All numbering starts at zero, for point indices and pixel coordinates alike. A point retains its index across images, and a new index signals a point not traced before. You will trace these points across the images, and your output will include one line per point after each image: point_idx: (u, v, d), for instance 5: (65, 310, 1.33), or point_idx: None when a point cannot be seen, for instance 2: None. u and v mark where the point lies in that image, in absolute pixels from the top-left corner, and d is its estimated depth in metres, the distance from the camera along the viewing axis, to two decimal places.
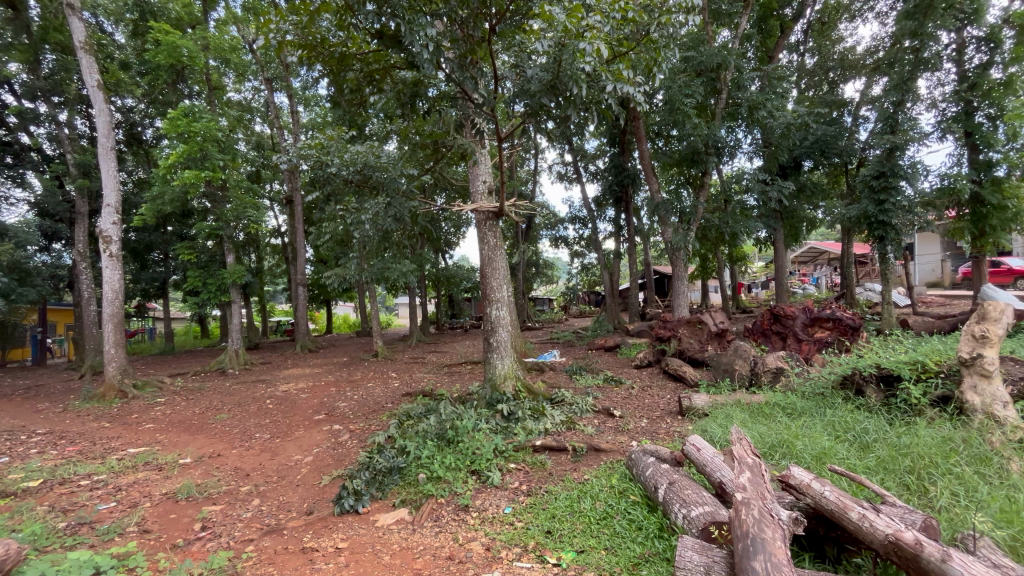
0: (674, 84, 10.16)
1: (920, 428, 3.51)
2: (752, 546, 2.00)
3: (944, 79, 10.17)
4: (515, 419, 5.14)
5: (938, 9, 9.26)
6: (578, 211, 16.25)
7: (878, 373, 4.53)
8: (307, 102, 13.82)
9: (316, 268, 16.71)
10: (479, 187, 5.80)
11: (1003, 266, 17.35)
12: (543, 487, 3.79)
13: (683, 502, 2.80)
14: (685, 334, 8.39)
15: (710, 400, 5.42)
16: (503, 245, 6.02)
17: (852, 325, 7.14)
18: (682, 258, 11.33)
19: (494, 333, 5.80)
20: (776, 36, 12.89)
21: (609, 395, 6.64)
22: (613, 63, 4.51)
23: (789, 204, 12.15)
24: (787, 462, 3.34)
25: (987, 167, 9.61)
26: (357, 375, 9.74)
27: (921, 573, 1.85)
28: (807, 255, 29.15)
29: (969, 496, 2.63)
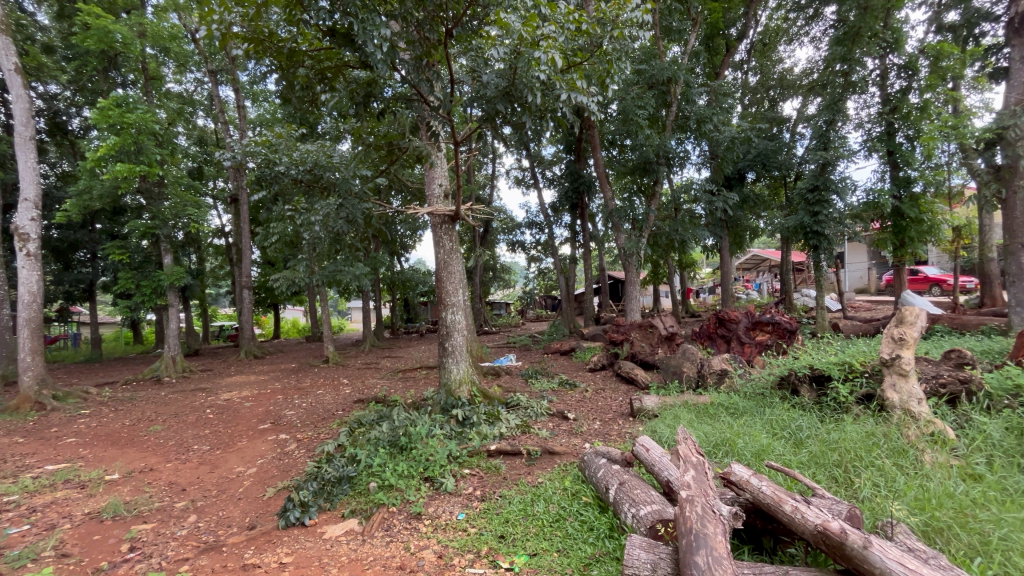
0: (627, 95, 10.51)
1: (847, 424, 3.78)
2: (695, 541, 2.08)
3: (869, 102, 11.07)
4: (470, 424, 5.11)
5: (864, 38, 10.09)
6: (535, 216, 16.41)
7: (811, 373, 4.84)
8: (255, 97, 13.25)
9: (263, 270, 15.97)
10: (435, 190, 5.76)
11: (921, 275, 18.97)
12: (497, 492, 3.78)
13: (632, 501, 2.87)
14: (637, 338, 8.66)
15: (660, 401, 5.60)
16: (459, 248, 5.99)
17: (790, 328, 7.59)
18: (635, 263, 11.66)
19: (449, 337, 5.75)
20: (722, 54, 13.59)
21: (563, 398, 6.74)
22: (568, 72, 4.58)
23: (733, 214, 12.79)
24: (729, 459, 3.50)
25: (905, 183, 10.51)
26: (306, 382, 9.36)
27: (847, 561, 1.99)
28: (750, 263, 30.82)
29: (888, 486, 2.85)
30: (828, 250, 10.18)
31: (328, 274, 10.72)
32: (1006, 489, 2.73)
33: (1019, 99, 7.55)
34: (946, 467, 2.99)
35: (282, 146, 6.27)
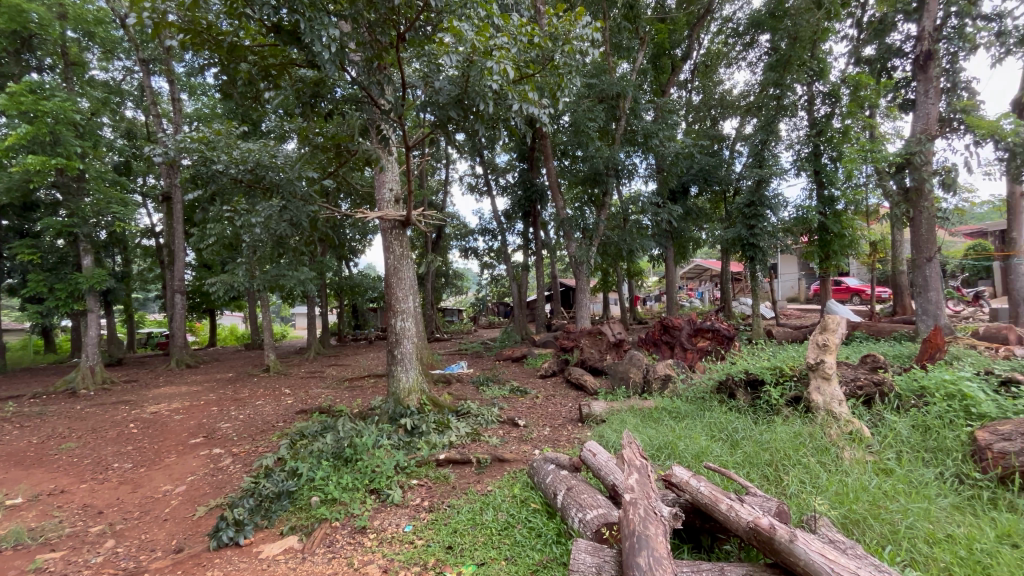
0: (578, 108, 10.81)
1: (778, 425, 4.03)
2: (638, 543, 2.13)
3: (799, 125, 11.96)
4: (419, 433, 5.02)
5: (794, 66, 10.90)
6: (488, 223, 16.44)
7: (746, 378, 5.13)
8: (192, 90, 12.51)
9: (198, 273, 15.02)
10: (385, 194, 5.67)
11: (844, 285, 20.62)
12: (446, 501, 3.72)
13: (579, 506, 2.91)
14: (586, 344, 8.87)
15: (607, 406, 5.74)
16: (410, 254, 5.90)
17: (728, 335, 8.02)
18: (585, 272, 11.94)
19: (398, 345, 5.62)
20: (668, 72, 14.28)
21: (514, 405, 6.77)
22: (520, 83, 4.66)
23: (677, 225, 13.37)
24: (672, 462, 3.64)
25: (829, 202, 11.43)
26: (245, 392, 8.84)
27: (775, 555, 2.10)
28: (694, 272, 32.33)
29: (813, 482, 3.06)
30: (763, 262, 10.86)
31: (270, 279, 10.22)
32: (911, 481, 3.00)
33: (924, 129, 8.42)
34: (862, 462, 3.24)
35: (222, 144, 5.96)
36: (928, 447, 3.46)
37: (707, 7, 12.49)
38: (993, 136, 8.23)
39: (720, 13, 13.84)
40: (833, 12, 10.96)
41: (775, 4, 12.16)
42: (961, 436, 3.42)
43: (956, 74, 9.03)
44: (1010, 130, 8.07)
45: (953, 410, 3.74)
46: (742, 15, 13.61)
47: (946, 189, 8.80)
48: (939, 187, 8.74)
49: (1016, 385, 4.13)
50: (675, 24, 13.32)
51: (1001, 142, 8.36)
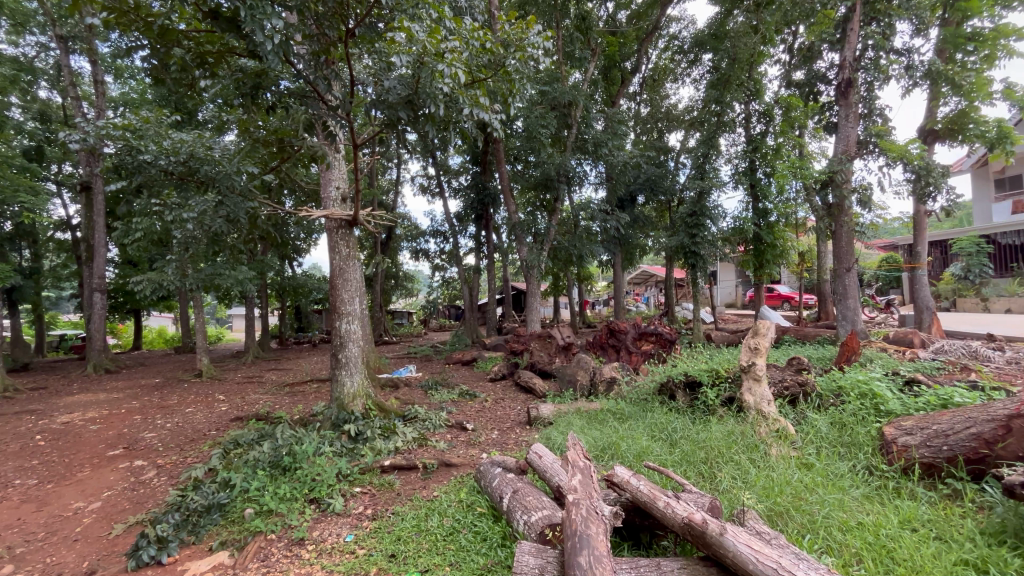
0: (531, 114, 10.96)
1: (713, 425, 4.24)
2: (579, 542, 2.18)
3: (737, 140, 12.72)
4: (363, 439, 4.88)
5: (733, 85, 11.57)
6: (439, 226, 16.28)
7: (685, 380, 5.37)
8: (118, 72, 11.58)
9: (122, 270, 13.90)
10: (331, 192, 5.50)
11: (776, 292, 22.07)
12: (390, 509, 3.64)
13: (524, 509, 2.93)
14: (536, 348, 8.98)
15: (555, 409, 5.82)
16: (357, 255, 5.74)
17: (670, 338, 8.45)
18: (536, 276, 12.11)
19: (343, 348, 5.45)
20: (618, 85, 14.77)
21: (463, 409, 6.72)
22: (472, 87, 4.67)
23: (625, 233, 13.82)
24: (614, 462, 3.76)
25: (763, 214, 12.21)
26: (173, 399, 8.25)
27: (707, 548, 2.21)
28: (641, 278, 33.57)
29: (743, 478, 3.24)
30: (703, 269, 11.42)
31: (205, 278, 9.61)
32: (829, 474, 3.25)
33: (844, 150, 9.19)
34: (787, 458, 3.48)
35: (152, 133, 5.56)
36: (843, 442, 3.77)
37: (656, 24, 13.03)
38: (902, 159, 9.11)
39: (667, 30, 14.49)
40: (768, 37, 11.78)
41: (717, 26, 12.88)
42: (871, 432, 3.75)
43: (872, 102, 9.95)
44: (915, 155, 8.97)
45: (864, 408, 4.11)
46: (687, 34, 14.32)
47: (862, 206, 9.65)
48: (856, 204, 9.56)
49: (917, 385, 4.59)
50: (625, 38, 13.81)
51: (908, 165, 9.26)
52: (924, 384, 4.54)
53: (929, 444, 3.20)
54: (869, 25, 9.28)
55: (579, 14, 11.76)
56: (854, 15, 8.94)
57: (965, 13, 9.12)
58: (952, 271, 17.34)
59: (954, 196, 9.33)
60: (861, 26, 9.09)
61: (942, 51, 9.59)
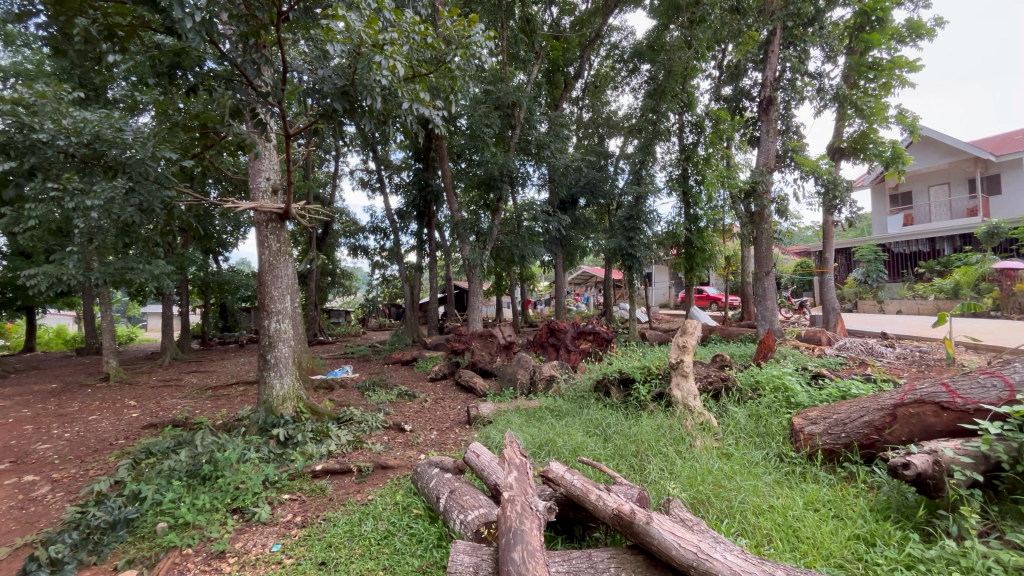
0: (475, 113, 10.95)
1: (644, 420, 4.45)
2: (513, 538, 2.21)
3: (671, 149, 13.41)
4: (293, 444, 4.68)
5: (668, 96, 12.19)
6: (379, 222, 15.85)
7: (618, 377, 5.60)
8: (7, 38, 10.23)
9: (10, 262, 12.29)
10: (261, 184, 5.21)
11: (705, 293, 23.47)
12: (321, 515, 3.50)
13: (461, 508, 2.93)
14: (477, 347, 8.99)
15: (494, 408, 5.85)
16: (289, 250, 5.46)
17: (606, 337, 8.75)
18: (478, 275, 12.13)
19: (272, 349, 5.17)
20: (561, 88, 15.04)
21: (401, 409, 6.59)
22: (412, 81, 4.61)
23: (567, 234, 14.14)
24: (550, 458, 3.85)
25: (694, 219, 12.96)
26: (73, 405, 7.42)
27: (635, 538, 2.30)
28: (581, 278, 34.51)
29: (670, 468, 3.43)
30: (639, 271, 11.91)
31: (114, 272, 8.74)
32: (745, 463, 3.51)
33: (765, 162, 9.92)
34: (709, 449, 3.72)
35: (49, 109, 4.95)
36: (759, 432, 4.09)
37: (597, 32, 13.41)
38: (814, 174, 9.99)
39: (608, 38, 14.97)
40: (700, 53, 12.48)
41: (654, 38, 13.48)
42: (782, 422, 4.10)
43: (788, 120, 10.83)
44: (824, 170, 9.88)
45: (777, 401, 4.47)
46: (627, 43, 14.88)
47: (779, 215, 10.49)
48: (775, 213, 10.36)
49: (822, 378, 5.07)
50: (568, 43, 14.11)
51: (819, 179, 10.17)
52: (828, 378, 5.03)
53: (830, 432, 3.55)
54: (787, 48, 10.09)
55: (524, 16, 11.88)
56: (774, 38, 9.69)
57: (867, 44, 10.17)
58: (855, 276, 19.25)
59: (856, 209, 10.37)
60: (780, 49, 9.86)
61: (848, 77, 10.62)
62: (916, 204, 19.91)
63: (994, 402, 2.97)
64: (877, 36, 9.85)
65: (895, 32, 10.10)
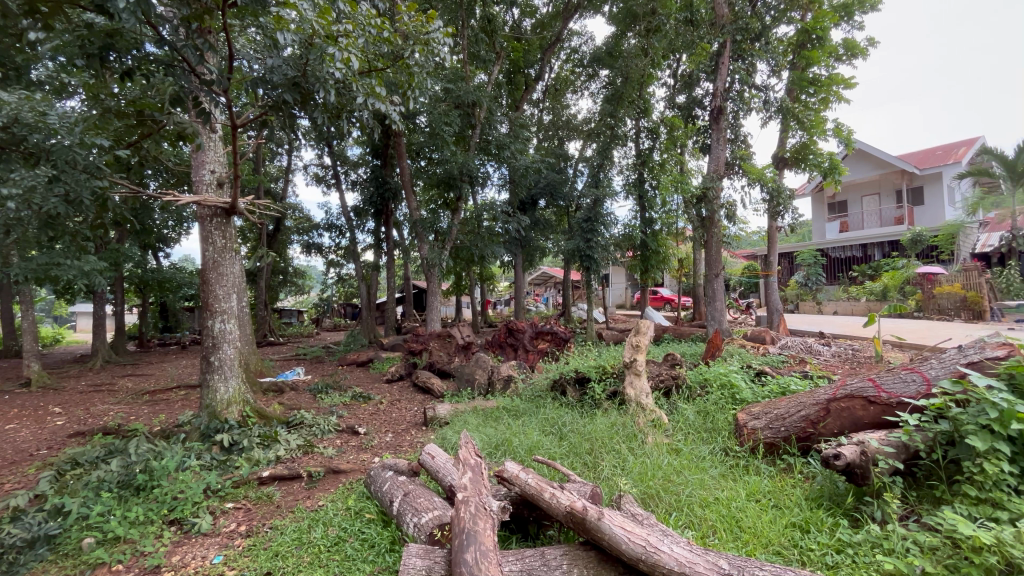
0: (434, 111, 10.82)
1: (599, 418, 4.54)
2: (466, 539, 2.20)
3: (627, 153, 13.78)
4: (238, 450, 4.47)
5: (625, 101, 12.54)
6: (335, 220, 15.40)
7: (574, 377, 5.69)
8: None
9: None
10: (205, 177, 4.95)
11: (660, 294, 24.24)
12: (267, 523, 3.36)
13: (415, 511, 2.89)
14: (435, 347, 8.90)
15: (452, 408, 5.81)
16: (235, 246, 5.20)
17: (564, 337, 8.88)
18: (437, 275, 12.02)
19: (216, 351, 4.91)
20: (521, 89, 15.10)
21: (355, 412, 6.42)
22: (368, 75, 4.52)
23: (526, 235, 14.21)
24: (506, 458, 3.86)
25: (649, 223, 13.36)
26: None
27: (587, 535, 2.32)
28: (541, 279, 34.89)
29: (623, 465, 3.51)
30: (597, 272, 12.13)
31: (37, 268, 8.03)
32: (693, 458, 3.65)
33: (715, 169, 10.34)
34: (659, 445, 3.84)
35: None
36: (706, 428, 4.27)
37: (558, 35, 13.58)
38: (760, 181, 10.51)
39: (569, 42, 15.19)
40: (656, 61, 12.87)
41: (612, 45, 13.81)
42: (727, 418, 4.31)
43: (737, 129, 11.35)
44: (769, 178, 10.42)
45: (723, 399, 4.68)
46: (587, 49, 15.16)
47: (728, 220, 10.98)
48: (724, 218, 10.83)
49: (764, 375, 5.35)
50: (529, 45, 14.22)
51: (765, 187, 10.71)
52: (769, 375, 5.31)
53: (771, 426, 3.74)
54: (735, 61, 10.59)
55: (484, 16, 11.86)
56: (725, 51, 10.13)
57: (808, 61, 10.82)
58: (797, 279, 20.40)
59: (797, 215, 11.00)
60: (730, 62, 10.31)
61: (791, 91, 11.26)
62: (851, 212, 21.34)
63: (913, 396, 3.23)
64: (817, 54, 10.51)
65: (832, 50, 10.80)
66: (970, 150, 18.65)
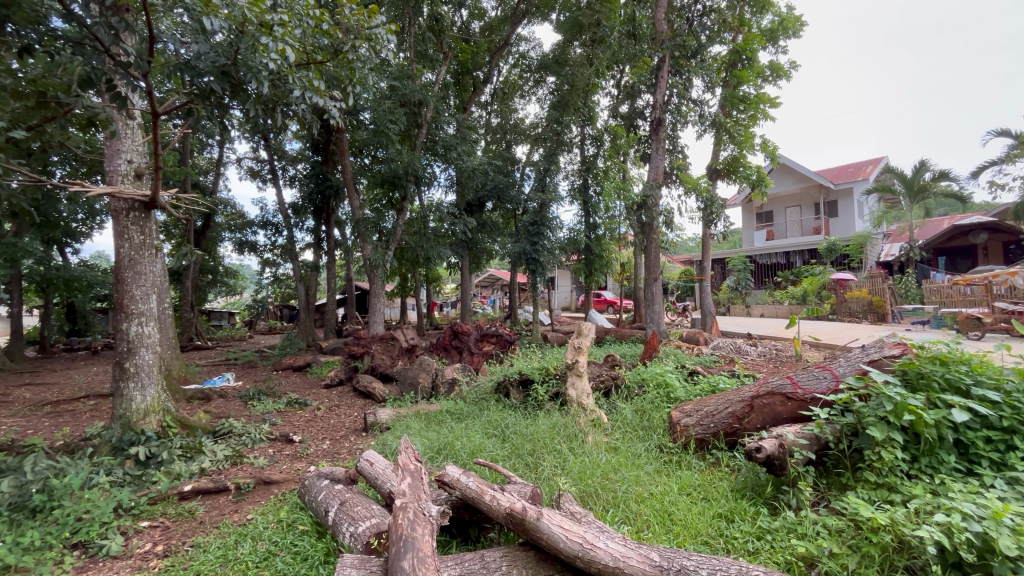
0: (379, 108, 10.54)
1: (541, 419, 4.60)
2: (403, 547, 2.15)
3: (573, 159, 14.13)
4: (156, 463, 4.13)
5: (571, 108, 12.89)
6: (271, 216, 14.62)
7: (518, 379, 5.74)
8: None
9: None
10: (120, 167, 4.55)
11: (603, 297, 24.96)
12: (189, 541, 3.13)
13: (351, 520, 2.79)
14: (377, 350, 8.66)
15: (393, 413, 5.67)
16: (155, 243, 4.81)
17: (509, 339, 8.94)
18: (381, 276, 11.72)
19: (131, 356, 4.52)
20: (469, 91, 15.05)
21: (290, 419, 6.12)
22: (305, 68, 4.36)
23: (473, 237, 14.14)
24: (448, 462, 3.83)
25: (593, 227, 13.72)
26: None
27: (526, 535, 2.34)
28: (488, 280, 35.02)
29: (563, 465, 3.57)
30: (542, 275, 12.27)
31: None
32: (630, 455, 3.79)
33: (655, 177, 10.81)
34: (598, 444, 3.94)
35: None
36: (642, 426, 4.44)
37: (506, 39, 13.71)
38: (695, 190, 11.11)
39: (517, 47, 15.36)
40: (600, 71, 13.30)
41: (559, 53, 14.12)
42: (661, 416, 4.50)
43: (675, 140, 11.91)
44: (703, 187, 11.03)
45: (658, 399, 4.88)
46: (534, 55, 15.40)
47: (666, 227, 11.48)
48: (663, 224, 11.34)
49: (697, 374, 5.65)
50: (477, 47, 14.24)
51: (700, 197, 11.32)
52: (701, 374, 5.61)
53: (701, 423, 3.95)
54: (674, 75, 11.11)
55: (432, 15, 11.76)
56: (664, 65, 10.64)
57: (739, 80, 11.57)
58: (729, 284, 21.66)
59: (728, 224, 11.70)
60: (669, 76, 10.82)
61: (724, 107, 11.97)
62: (775, 222, 23.01)
63: (824, 391, 3.52)
64: (747, 74, 11.28)
65: (760, 71, 11.62)
66: (876, 168, 20.64)
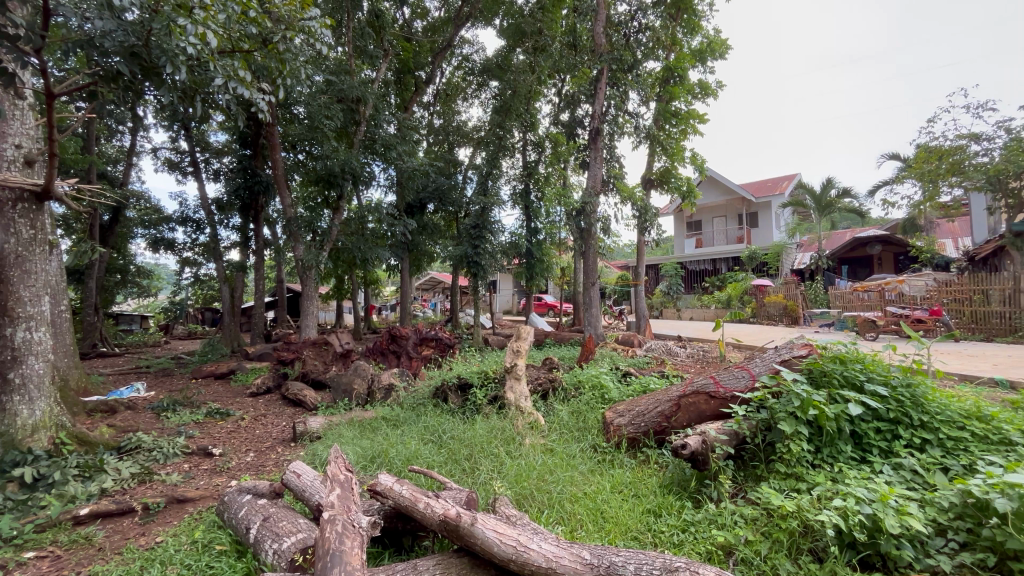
0: (314, 102, 10.09)
1: (479, 423, 4.59)
2: (331, 561, 2.06)
3: (514, 164, 14.28)
4: (47, 485, 3.68)
5: (513, 114, 13.02)
6: (191, 211, 13.54)
7: (457, 382, 5.69)
8: None
9: None
10: (6, 152, 4.03)
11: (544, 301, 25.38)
12: (84, 572, 2.80)
13: (275, 536, 2.64)
14: (309, 356, 8.24)
15: (325, 421, 5.42)
16: (47, 236, 4.30)
17: (448, 343, 8.84)
18: (314, 277, 11.19)
19: (17, 365, 4.01)
20: (411, 91, 14.78)
21: (209, 431, 5.67)
22: (229, 55, 4.09)
23: (414, 239, 13.86)
24: (381, 471, 3.72)
25: (534, 232, 13.89)
26: None
27: (461, 541, 2.32)
28: (429, 283, 34.55)
29: (500, 469, 3.57)
30: (483, 278, 12.27)
31: None
32: (565, 456, 3.86)
33: (593, 185, 11.13)
34: (535, 446, 3.99)
35: None
36: (578, 426, 4.56)
37: (450, 40, 13.62)
38: (630, 199, 11.59)
39: (460, 50, 15.29)
40: (542, 79, 13.55)
41: (502, 59, 14.24)
42: (596, 417, 4.63)
43: (612, 150, 12.36)
44: (638, 196, 11.52)
45: (594, 400, 5.02)
46: (478, 58, 15.40)
47: (603, 233, 11.88)
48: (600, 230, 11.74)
49: (630, 375, 5.88)
50: (419, 47, 14.05)
51: (634, 205, 11.84)
52: (634, 375, 5.84)
53: (634, 422, 4.13)
54: (612, 88, 11.53)
55: (373, 11, 11.46)
56: (602, 77, 11.01)
57: (671, 95, 12.22)
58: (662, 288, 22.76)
59: (661, 232, 12.30)
60: (607, 88, 11.22)
61: (658, 120, 12.58)
62: (703, 230, 24.51)
63: (742, 389, 3.76)
64: (678, 90, 11.94)
65: (690, 89, 12.36)
66: (790, 183, 22.53)
